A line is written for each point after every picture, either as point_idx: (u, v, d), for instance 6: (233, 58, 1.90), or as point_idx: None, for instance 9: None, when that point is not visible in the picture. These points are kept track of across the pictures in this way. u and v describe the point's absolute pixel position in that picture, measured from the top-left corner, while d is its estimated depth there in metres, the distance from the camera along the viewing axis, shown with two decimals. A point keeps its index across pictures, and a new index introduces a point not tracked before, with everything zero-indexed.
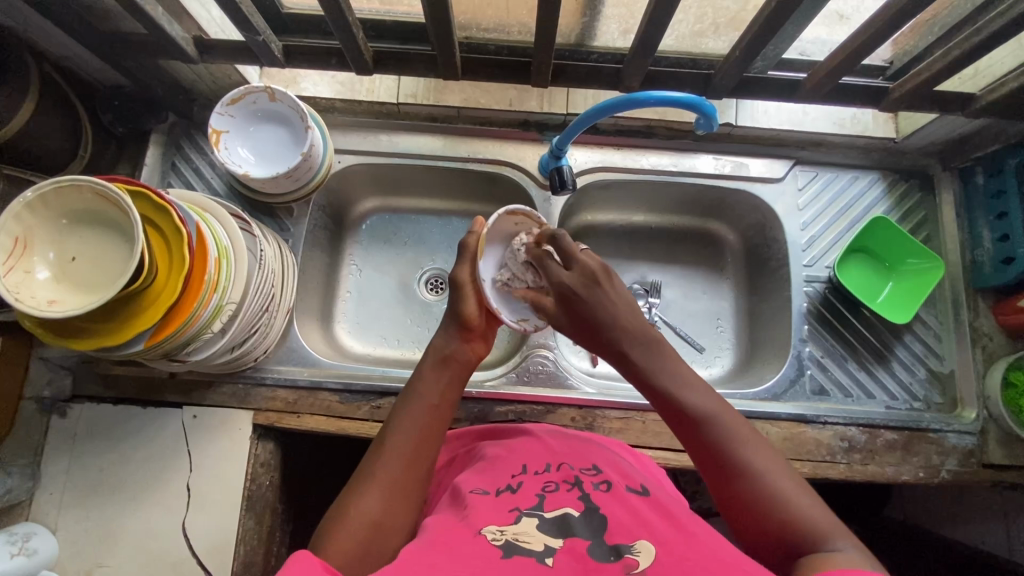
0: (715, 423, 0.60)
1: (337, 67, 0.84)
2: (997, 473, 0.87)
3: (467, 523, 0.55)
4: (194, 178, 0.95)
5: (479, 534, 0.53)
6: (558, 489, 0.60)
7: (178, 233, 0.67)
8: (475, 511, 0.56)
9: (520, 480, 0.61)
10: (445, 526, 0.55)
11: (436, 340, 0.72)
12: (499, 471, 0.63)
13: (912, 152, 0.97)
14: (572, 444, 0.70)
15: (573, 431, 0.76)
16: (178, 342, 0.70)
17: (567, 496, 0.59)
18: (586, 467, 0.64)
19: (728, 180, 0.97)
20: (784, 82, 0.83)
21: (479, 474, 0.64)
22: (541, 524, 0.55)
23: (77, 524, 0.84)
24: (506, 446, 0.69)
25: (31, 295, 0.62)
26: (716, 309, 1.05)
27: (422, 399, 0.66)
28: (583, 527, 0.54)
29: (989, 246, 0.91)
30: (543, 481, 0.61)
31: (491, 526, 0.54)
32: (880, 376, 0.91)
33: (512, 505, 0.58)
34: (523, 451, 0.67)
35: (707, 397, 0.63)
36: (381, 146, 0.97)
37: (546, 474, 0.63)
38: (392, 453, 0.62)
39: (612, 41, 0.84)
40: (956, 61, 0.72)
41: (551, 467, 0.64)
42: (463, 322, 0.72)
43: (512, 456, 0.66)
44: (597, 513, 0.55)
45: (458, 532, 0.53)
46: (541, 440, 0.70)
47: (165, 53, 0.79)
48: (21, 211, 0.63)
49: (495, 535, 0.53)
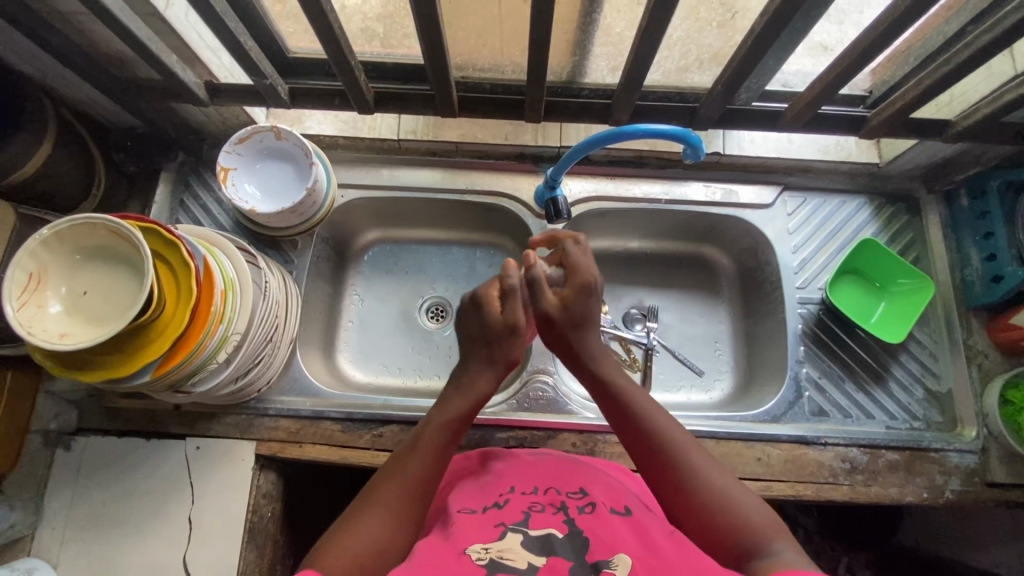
0: (660, 433, 0.64)
1: (340, 107, 0.88)
2: (1001, 493, 0.87)
3: (452, 542, 0.56)
4: (202, 214, 0.98)
5: (463, 554, 0.54)
6: (543, 510, 0.60)
7: (186, 267, 0.70)
8: (460, 530, 0.58)
9: (508, 500, 0.62)
10: (431, 546, 0.56)
11: (480, 378, 0.71)
12: (487, 492, 0.64)
13: (896, 175, 1.00)
14: (562, 466, 0.70)
15: (561, 453, 0.76)
16: (183, 374, 0.71)
17: (553, 517, 0.59)
18: (573, 490, 0.64)
19: (719, 207, 1.00)
20: (768, 113, 0.87)
21: (469, 492, 0.65)
22: (526, 540, 0.56)
23: (77, 558, 0.84)
24: (496, 469, 0.70)
25: (43, 328, 0.65)
26: (714, 332, 1.06)
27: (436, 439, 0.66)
28: (565, 547, 0.55)
29: (978, 265, 0.93)
30: (530, 502, 0.62)
31: (476, 543, 0.56)
32: (878, 396, 0.92)
33: (498, 519, 0.59)
34: (512, 474, 0.68)
35: (654, 410, 0.67)
36: (382, 180, 1.01)
37: (534, 496, 0.63)
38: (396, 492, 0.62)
39: (601, 78, 0.88)
40: (928, 90, 0.75)
41: (538, 489, 0.65)
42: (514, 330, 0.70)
43: (501, 478, 0.67)
44: (581, 534, 0.57)
45: (444, 553, 0.54)
46: (527, 463, 0.70)
47: (177, 97, 0.83)
48: (37, 248, 0.66)
49: (479, 554, 0.54)
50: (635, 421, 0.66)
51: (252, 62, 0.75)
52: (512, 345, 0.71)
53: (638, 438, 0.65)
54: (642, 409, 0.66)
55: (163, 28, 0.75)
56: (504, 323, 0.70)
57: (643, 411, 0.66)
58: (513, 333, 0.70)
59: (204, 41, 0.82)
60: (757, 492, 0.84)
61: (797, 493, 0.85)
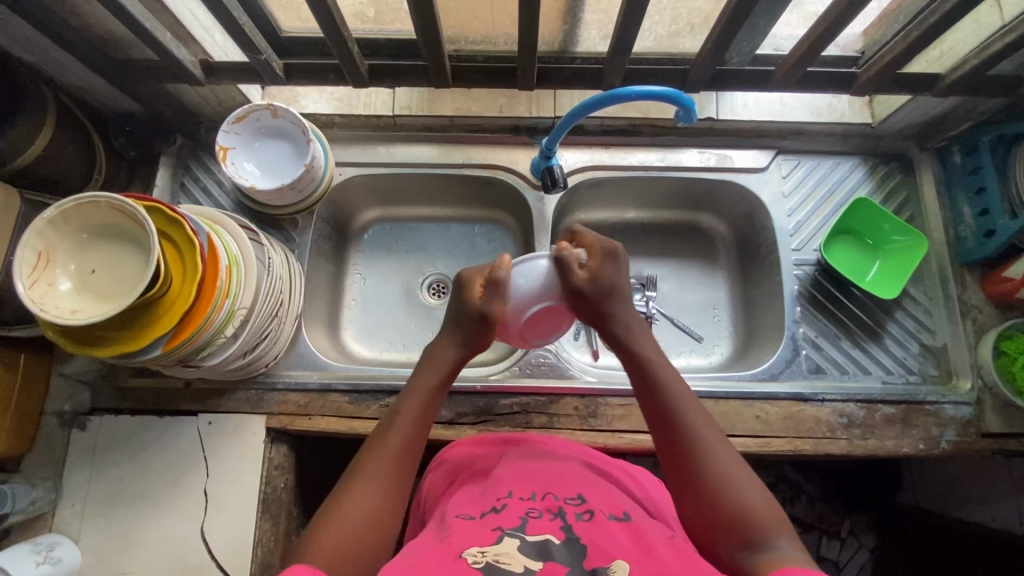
0: (688, 417, 0.67)
1: (335, 82, 0.88)
2: (996, 442, 0.88)
3: (449, 547, 0.58)
4: (203, 196, 0.99)
5: (461, 558, 0.56)
6: (541, 516, 0.62)
7: (190, 243, 0.71)
8: (458, 536, 0.60)
9: (506, 505, 0.64)
10: (429, 549, 0.59)
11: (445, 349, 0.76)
12: (486, 498, 0.66)
13: (889, 136, 1.01)
14: (561, 471, 0.71)
15: (562, 451, 0.78)
16: (192, 348, 0.74)
17: (550, 522, 0.61)
18: (570, 497, 0.65)
19: (714, 172, 1.01)
20: (758, 74, 0.87)
21: (469, 497, 0.68)
22: (522, 545, 0.58)
23: (98, 533, 0.86)
24: (496, 474, 0.71)
25: (55, 305, 0.67)
26: (712, 299, 1.08)
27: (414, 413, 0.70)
28: (562, 553, 0.57)
29: (971, 222, 0.94)
30: (527, 507, 0.64)
31: (472, 547, 0.57)
32: (874, 352, 0.94)
33: (497, 524, 0.61)
34: (511, 478, 0.70)
35: (683, 392, 0.70)
36: (379, 157, 1.02)
37: (531, 501, 0.65)
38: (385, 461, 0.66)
39: (594, 46, 0.89)
40: (915, 41, 0.76)
41: (536, 494, 0.66)
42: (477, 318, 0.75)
43: (500, 484, 0.69)
44: (578, 541, 0.58)
45: (442, 557, 0.57)
46: (527, 467, 0.72)
47: (173, 77, 0.84)
48: (44, 228, 0.67)
49: (476, 557, 0.56)
50: (662, 406, 0.69)
51: (247, 36, 0.75)
52: (485, 335, 0.76)
53: (661, 419, 0.68)
54: (673, 394, 0.69)
55: (156, 6, 0.75)
56: (478, 311, 0.75)
57: (673, 391, 0.69)
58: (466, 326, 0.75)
59: (198, 20, 0.83)
60: (756, 448, 0.86)
61: (796, 448, 0.87)
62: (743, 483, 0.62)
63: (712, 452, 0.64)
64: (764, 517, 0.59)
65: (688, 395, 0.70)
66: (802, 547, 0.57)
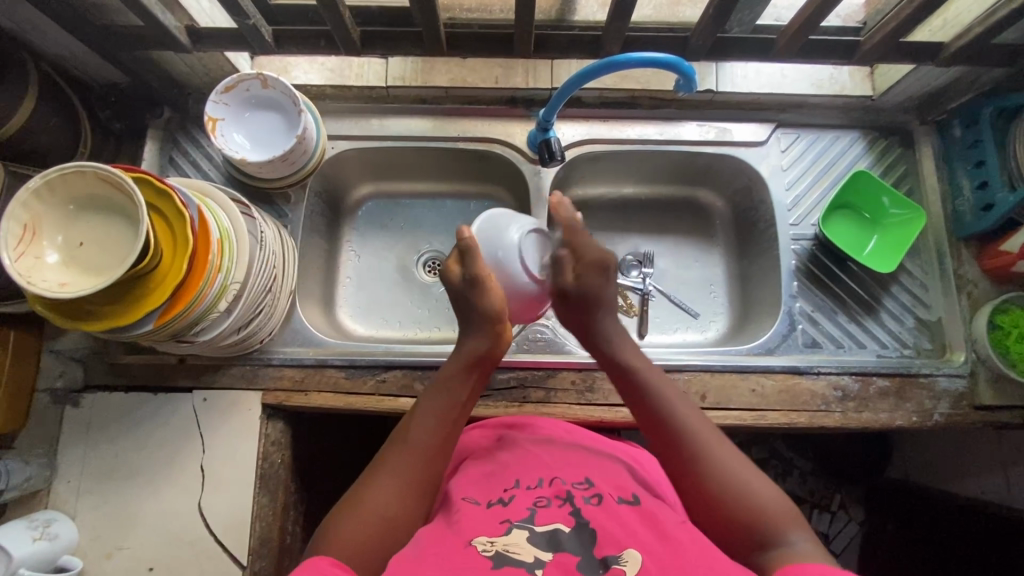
0: (684, 423, 0.67)
1: (326, 50, 0.86)
2: (988, 415, 0.89)
3: (458, 536, 0.58)
4: (192, 170, 0.97)
5: (468, 546, 0.57)
6: (549, 504, 0.62)
7: (181, 216, 0.70)
8: (466, 524, 0.60)
9: (512, 495, 0.64)
10: (438, 539, 0.59)
11: (471, 342, 0.75)
12: (492, 484, 0.67)
13: (890, 108, 1.00)
14: (567, 455, 0.71)
15: (567, 431, 0.78)
16: (185, 323, 0.73)
17: (559, 509, 0.61)
18: (578, 481, 0.65)
19: (712, 145, 0.99)
20: (759, 43, 0.85)
21: (474, 484, 0.68)
22: (532, 535, 0.58)
23: (95, 510, 0.86)
24: (502, 457, 0.71)
25: (43, 278, 0.65)
26: (708, 275, 1.08)
27: (434, 413, 0.69)
28: (573, 543, 0.57)
29: (969, 195, 0.94)
30: (535, 496, 0.63)
31: (481, 537, 0.58)
32: (870, 326, 0.94)
33: (503, 517, 0.61)
34: (516, 463, 0.69)
35: (673, 394, 0.70)
36: (372, 130, 1.00)
37: (538, 489, 0.65)
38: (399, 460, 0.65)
39: (591, 15, 0.88)
40: (920, 7, 0.74)
41: (544, 481, 0.66)
42: (489, 318, 0.75)
43: (506, 469, 0.69)
44: (588, 526, 0.59)
45: (450, 546, 0.57)
46: (533, 451, 0.72)
47: (159, 44, 0.81)
48: (29, 199, 0.66)
49: (485, 546, 0.56)
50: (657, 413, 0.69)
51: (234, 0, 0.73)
52: (480, 296, 0.74)
53: (659, 429, 0.68)
54: (665, 397, 0.70)
55: None
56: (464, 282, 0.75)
57: (665, 397, 0.70)
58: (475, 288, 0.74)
59: None
60: (752, 421, 0.87)
61: (791, 421, 0.88)
62: (751, 481, 0.62)
63: (713, 457, 0.64)
64: (776, 514, 0.59)
65: (681, 399, 0.70)
66: (816, 538, 0.57)
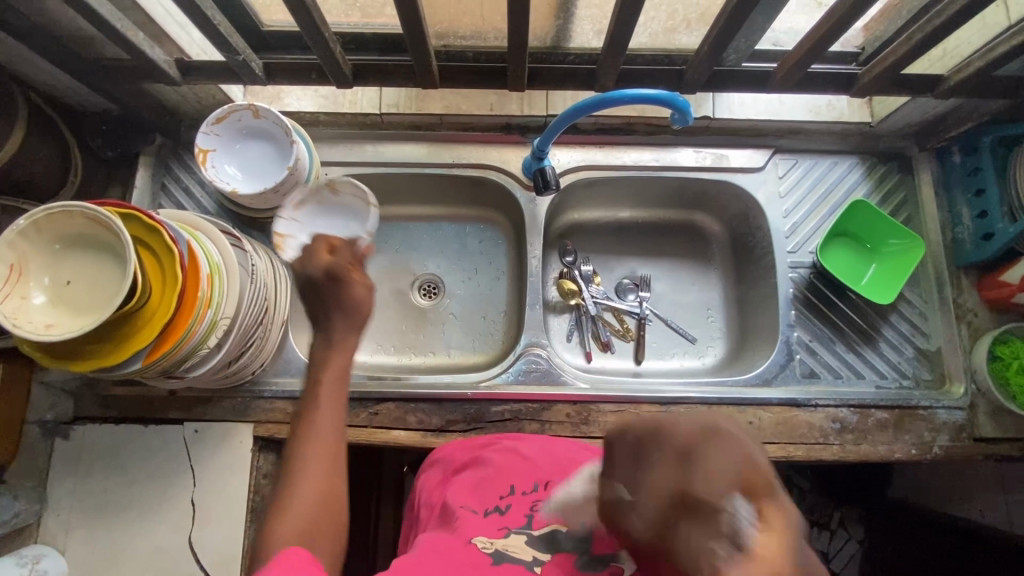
0: None
1: (318, 82, 0.84)
2: (988, 446, 0.88)
3: (458, 535, 0.62)
4: (184, 197, 0.97)
5: (469, 544, 0.60)
6: (544, 508, 0.64)
7: (169, 253, 0.69)
8: (464, 525, 0.63)
9: (509, 502, 0.67)
10: (442, 542, 0.62)
11: (342, 336, 0.66)
12: (488, 491, 0.69)
13: (888, 134, 0.99)
14: (559, 460, 0.73)
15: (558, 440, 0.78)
16: (174, 360, 0.72)
17: (553, 511, 0.63)
18: (571, 485, 0.67)
19: (709, 172, 0.99)
20: (756, 74, 0.84)
21: (470, 491, 0.69)
22: (530, 538, 0.60)
23: (84, 544, 0.85)
24: (494, 461, 0.73)
25: (29, 319, 0.64)
26: (706, 300, 1.07)
27: (332, 398, 0.64)
28: (569, 539, 0.58)
29: (969, 223, 0.93)
30: (531, 501, 0.66)
31: (481, 536, 0.61)
32: (869, 357, 0.93)
33: (501, 523, 0.63)
34: (510, 468, 0.71)
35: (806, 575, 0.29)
36: (366, 156, 0.99)
37: (533, 494, 0.67)
38: (319, 458, 0.59)
39: (586, 43, 0.86)
40: (919, 43, 0.73)
41: (538, 486, 0.68)
42: (361, 316, 0.66)
43: (501, 474, 0.71)
44: None
45: (450, 544, 0.60)
46: (525, 455, 0.74)
47: (148, 77, 0.81)
48: (15, 239, 0.65)
49: (485, 545, 0.60)
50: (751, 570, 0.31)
51: (223, 37, 0.72)
52: (342, 292, 0.66)
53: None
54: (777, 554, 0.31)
55: (127, 3, 0.72)
56: (324, 281, 0.66)
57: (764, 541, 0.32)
58: (336, 281, 0.66)
59: (171, 17, 0.79)
60: None
61: (788, 454, 0.87)
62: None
63: None
64: None
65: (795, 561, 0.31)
66: None
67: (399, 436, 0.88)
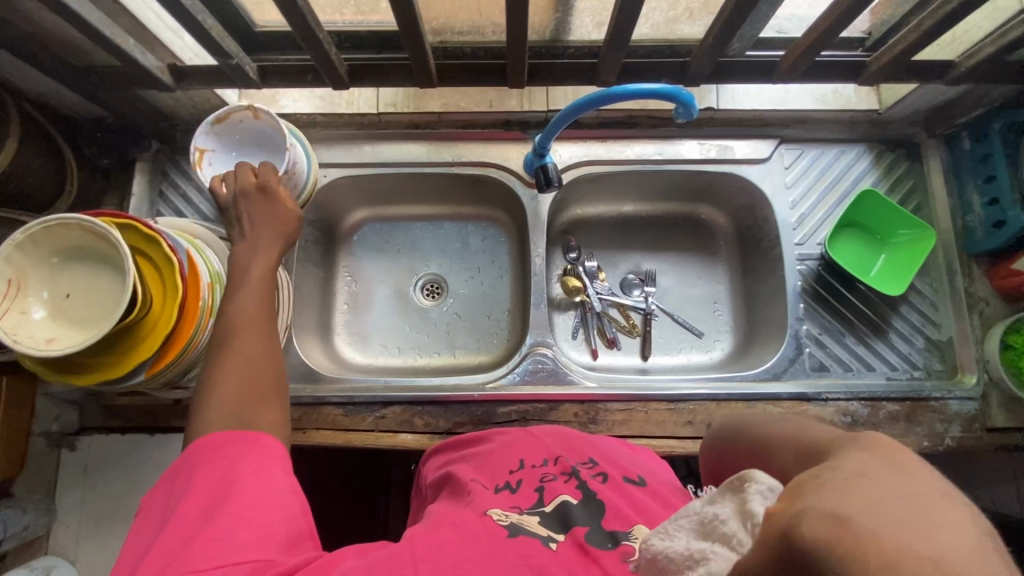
0: None
1: (313, 83, 0.83)
2: (1001, 436, 0.87)
3: (471, 508, 0.58)
4: (182, 203, 0.95)
5: (484, 515, 0.56)
6: (556, 480, 0.62)
7: (169, 262, 0.68)
8: (476, 499, 0.60)
9: (519, 477, 0.64)
10: (451, 513, 0.58)
11: (266, 241, 0.72)
12: (498, 467, 0.67)
13: (896, 121, 0.97)
14: (569, 437, 0.71)
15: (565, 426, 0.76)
16: (177, 370, 0.71)
17: (564, 485, 0.61)
18: (582, 461, 0.66)
19: (715, 164, 0.97)
20: (762, 64, 0.83)
21: (479, 467, 0.67)
22: (542, 517, 0.56)
23: (95, 554, 0.85)
24: (502, 441, 0.72)
25: (29, 335, 0.63)
26: (712, 293, 1.05)
27: (253, 293, 0.67)
28: (581, 514, 0.56)
29: (979, 212, 0.91)
30: (541, 474, 0.64)
31: (496, 509, 0.58)
32: (879, 349, 0.92)
33: (514, 501, 0.60)
34: (520, 447, 0.70)
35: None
36: (365, 156, 0.98)
37: (544, 467, 0.65)
38: (232, 363, 0.62)
39: (587, 35, 0.84)
40: (930, 29, 0.71)
41: (548, 460, 0.66)
42: (281, 224, 0.74)
43: (511, 452, 0.69)
44: (595, 499, 0.58)
45: (465, 516, 0.56)
46: (532, 435, 0.72)
47: (141, 83, 0.79)
48: (12, 253, 0.64)
49: (500, 517, 0.56)
50: None
51: (216, 42, 0.71)
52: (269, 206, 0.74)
53: None
54: None
55: (117, 9, 0.71)
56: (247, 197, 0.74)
57: None
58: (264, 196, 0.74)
59: (163, 21, 0.78)
60: None
61: None
62: None
63: None
64: None
65: None
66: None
67: (407, 439, 0.88)
